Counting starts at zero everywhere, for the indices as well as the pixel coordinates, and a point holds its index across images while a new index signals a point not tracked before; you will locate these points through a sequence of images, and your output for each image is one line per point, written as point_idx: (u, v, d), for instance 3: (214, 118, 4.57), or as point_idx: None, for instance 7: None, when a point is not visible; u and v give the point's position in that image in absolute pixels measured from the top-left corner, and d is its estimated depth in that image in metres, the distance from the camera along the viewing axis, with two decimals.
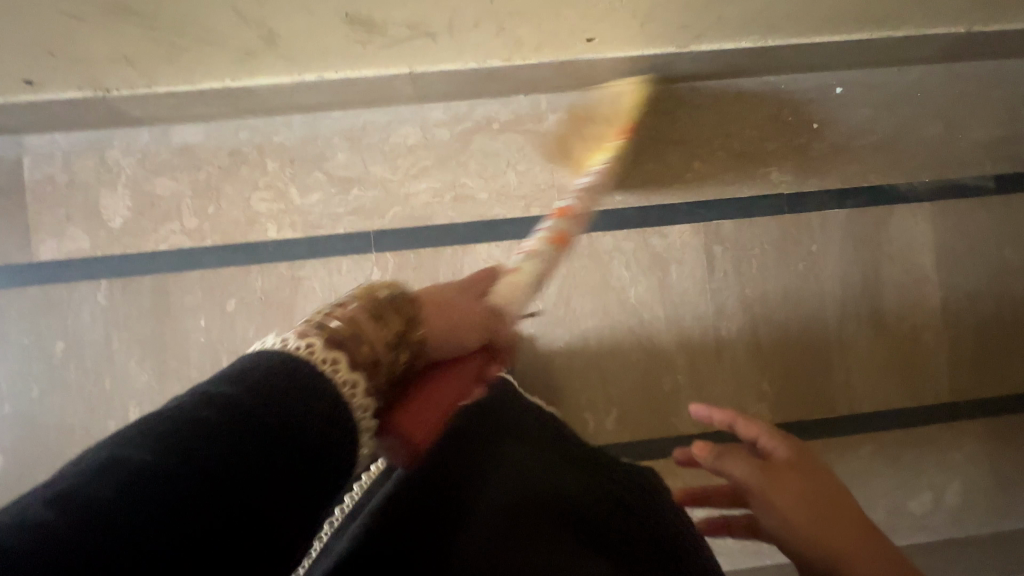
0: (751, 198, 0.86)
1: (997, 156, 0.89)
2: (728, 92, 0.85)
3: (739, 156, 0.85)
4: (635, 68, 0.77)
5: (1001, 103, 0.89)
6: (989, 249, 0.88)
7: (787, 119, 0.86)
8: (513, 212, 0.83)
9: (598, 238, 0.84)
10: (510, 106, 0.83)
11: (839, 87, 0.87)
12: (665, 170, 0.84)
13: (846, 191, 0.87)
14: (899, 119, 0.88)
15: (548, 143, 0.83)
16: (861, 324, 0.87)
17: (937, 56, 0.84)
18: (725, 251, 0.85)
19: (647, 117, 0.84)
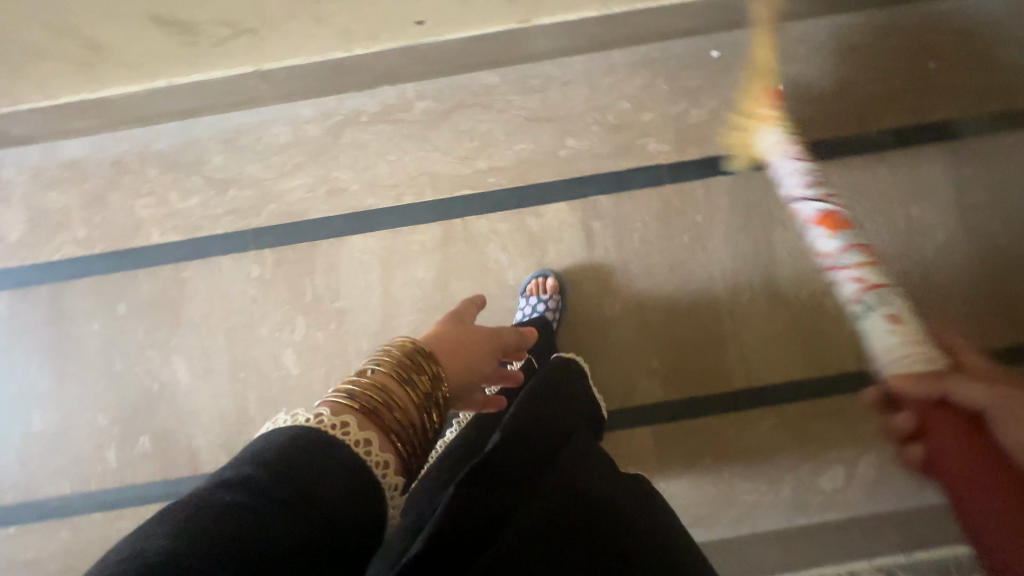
0: (629, 170, 0.84)
1: (896, 109, 0.84)
2: (599, 65, 0.84)
3: (614, 129, 0.84)
4: (487, 49, 0.77)
5: (898, 52, 0.84)
6: (893, 207, 0.84)
7: (662, 88, 0.84)
8: (386, 201, 0.84)
9: (472, 222, 0.83)
10: (377, 97, 0.84)
11: (716, 50, 0.84)
12: (537, 148, 0.83)
13: (731, 156, 0.84)
14: (784, 79, 0.84)
15: (417, 131, 0.84)
16: (755, 295, 0.83)
17: (815, 8, 0.80)
18: (604, 227, 0.83)
19: (517, 97, 0.84)
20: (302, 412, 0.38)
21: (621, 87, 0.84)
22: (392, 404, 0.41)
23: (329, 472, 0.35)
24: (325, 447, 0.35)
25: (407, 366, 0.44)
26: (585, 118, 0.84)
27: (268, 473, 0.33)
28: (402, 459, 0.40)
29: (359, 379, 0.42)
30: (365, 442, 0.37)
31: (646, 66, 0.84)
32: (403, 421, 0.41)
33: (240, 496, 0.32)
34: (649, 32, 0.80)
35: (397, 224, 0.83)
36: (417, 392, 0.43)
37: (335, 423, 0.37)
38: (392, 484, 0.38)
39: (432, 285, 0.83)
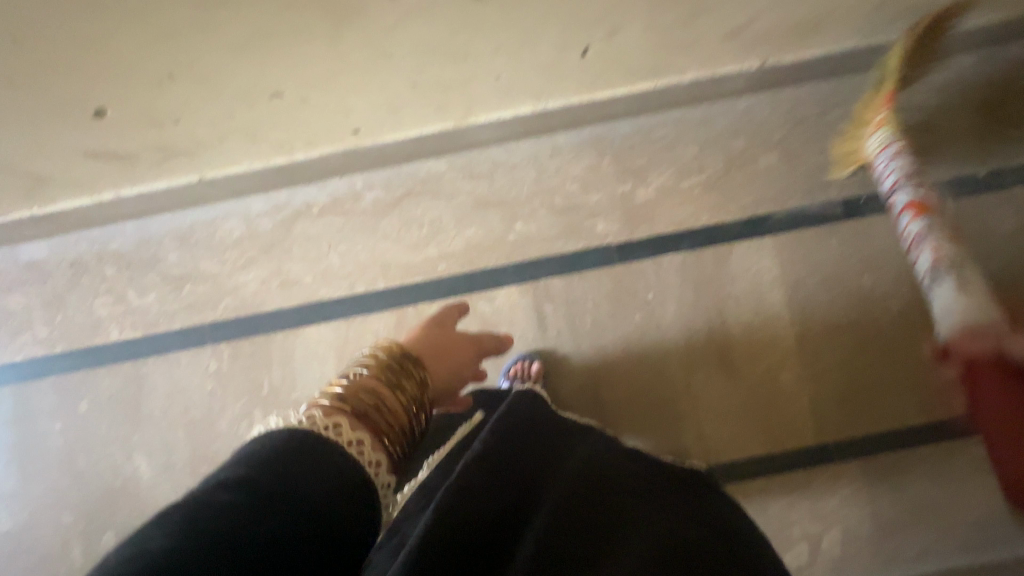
0: (579, 252, 0.84)
1: (842, 179, 0.84)
2: (544, 147, 0.84)
3: (562, 211, 0.84)
4: (429, 143, 0.77)
5: (842, 123, 0.84)
6: (845, 277, 0.83)
7: (608, 167, 0.84)
8: (339, 291, 0.84)
9: (425, 308, 0.84)
10: (327, 189, 0.85)
11: (660, 129, 0.84)
12: (486, 233, 0.84)
13: (679, 233, 0.84)
14: (731, 153, 0.84)
15: (368, 220, 0.85)
16: (710, 371, 0.83)
17: (756, 85, 0.81)
18: (556, 309, 0.84)
19: (465, 183, 0.84)
20: (296, 415, 0.43)
21: (567, 169, 0.84)
22: (381, 408, 0.48)
23: (326, 467, 0.40)
24: (319, 447, 0.41)
25: (393, 373, 0.52)
26: (532, 201, 0.84)
27: (257, 471, 0.37)
28: (390, 457, 0.46)
29: (349, 383, 0.49)
30: (358, 442, 0.43)
31: (591, 146, 0.84)
32: (391, 423, 0.48)
33: (229, 496, 0.35)
34: (591, 117, 0.80)
35: (351, 313, 0.84)
36: (402, 397, 0.51)
37: (328, 424, 0.43)
38: (384, 481, 0.44)
39: None
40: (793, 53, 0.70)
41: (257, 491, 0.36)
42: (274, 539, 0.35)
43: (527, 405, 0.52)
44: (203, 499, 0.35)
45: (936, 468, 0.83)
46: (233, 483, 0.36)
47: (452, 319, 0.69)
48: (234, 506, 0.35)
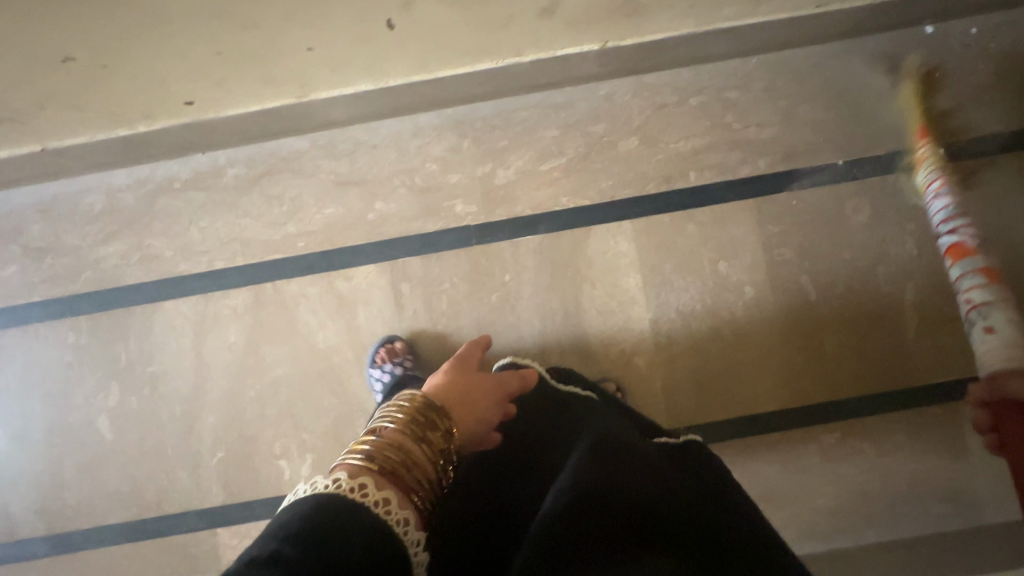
0: (437, 232, 0.84)
1: (701, 166, 0.84)
2: (405, 128, 0.84)
3: (421, 191, 0.84)
4: (278, 120, 0.78)
5: (703, 110, 0.84)
6: (701, 264, 0.83)
7: (468, 149, 0.84)
8: (197, 267, 0.85)
9: (282, 285, 0.84)
10: (190, 165, 0.85)
11: (522, 111, 0.84)
12: (345, 212, 0.84)
13: (538, 216, 0.84)
14: (591, 138, 0.84)
15: (229, 197, 0.85)
16: (565, 355, 0.83)
17: (613, 70, 0.80)
18: (412, 288, 0.84)
19: (326, 162, 0.85)
20: (321, 479, 0.39)
21: (427, 149, 0.84)
22: (410, 462, 0.44)
23: (343, 538, 0.35)
24: (345, 510, 0.37)
25: (421, 424, 0.47)
26: (391, 181, 0.84)
27: (296, 547, 0.33)
28: (422, 515, 0.42)
29: (376, 437, 0.45)
30: (386, 501, 0.39)
31: (452, 127, 0.84)
32: (422, 478, 0.44)
33: (271, 574, 0.31)
34: (446, 99, 0.80)
35: (209, 289, 0.84)
36: (429, 450, 0.46)
37: (355, 486, 0.39)
38: (416, 539, 0.39)
39: (243, 348, 0.84)
40: (645, 36, 0.72)
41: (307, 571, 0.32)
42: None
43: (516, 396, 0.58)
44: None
45: (786, 457, 0.83)
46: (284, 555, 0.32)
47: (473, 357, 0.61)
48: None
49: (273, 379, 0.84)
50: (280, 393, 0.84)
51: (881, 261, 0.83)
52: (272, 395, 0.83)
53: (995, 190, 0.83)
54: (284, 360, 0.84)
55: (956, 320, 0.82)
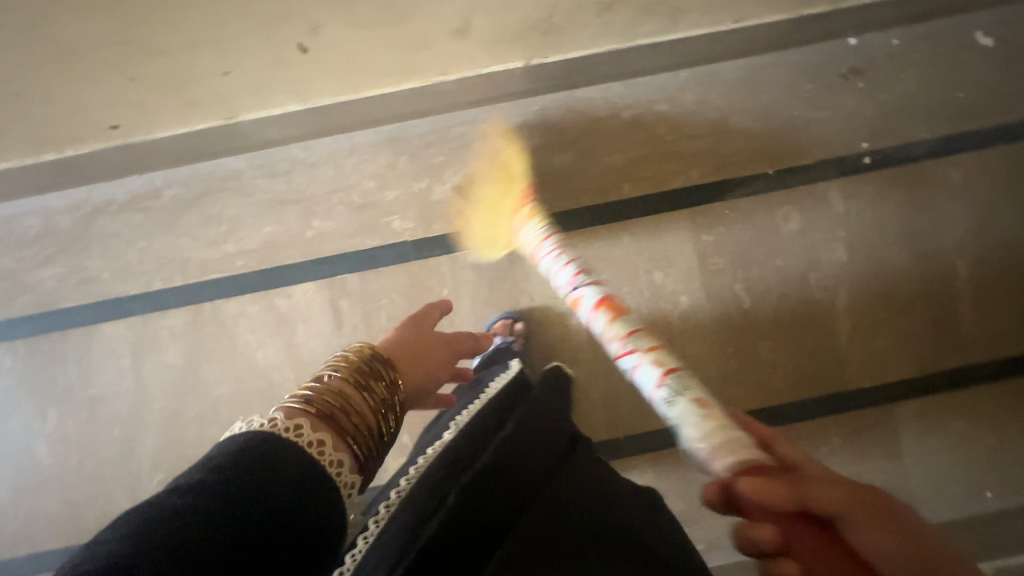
0: (375, 249, 0.84)
1: (636, 178, 0.85)
2: (342, 146, 0.85)
3: (358, 208, 0.85)
4: (210, 140, 0.78)
5: (635, 123, 0.85)
6: (637, 275, 0.85)
7: (405, 166, 0.85)
8: (135, 288, 0.84)
9: (221, 305, 0.84)
10: (126, 186, 0.85)
11: (458, 127, 0.85)
12: (283, 230, 0.85)
13: (475, 231, 0.84)
14: (526, 152, 0.85)
15: (167, 217, 0.85)
16: None
17: (544, 86, 0.82)
18: (352, 305, 0.84)
19: (263, 181, 0.85)
20: (258, 418, 0.43)
21: (365, 167, 0.85)
22: (348, 409, 0.50)
23: (269, 480, 0.39)
24: (276, 451, 0.41)
25: (363, 374, 0.54)
26: (329, 199, 0.85)
27: (219, 479, 0.37)
28: (354, 456, 0.47)
29: (318, 386, 0.51)
30: (319, 442, 0.44)
31: (388, 144, 0.85)
32: (359, 423, 0.50)
33: (186, 501, 0.35)
34: (379, 117, 0.81)
35: (147, 309, 0.84)
36: (369, 397, 0.53)
37: (290, 427, 0.43)
38: (348, 482, 0.45)
39: (182, 369, 0.84)
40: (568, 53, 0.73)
41: (217, 510, 0.35)
42: (251, 521, 0.36)
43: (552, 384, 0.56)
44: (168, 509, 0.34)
45: None
46: (203, 484, 0.37)
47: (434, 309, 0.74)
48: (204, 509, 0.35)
49: (212, 399, 0.83)
50: (219, 413, 0.83)
51: (813, 268, 0.84)
52: (211, 416, 0.83)
53: (920, 196, 0.85)
54: (224, 380, 0.83)
55: (885, 325, 0.84)
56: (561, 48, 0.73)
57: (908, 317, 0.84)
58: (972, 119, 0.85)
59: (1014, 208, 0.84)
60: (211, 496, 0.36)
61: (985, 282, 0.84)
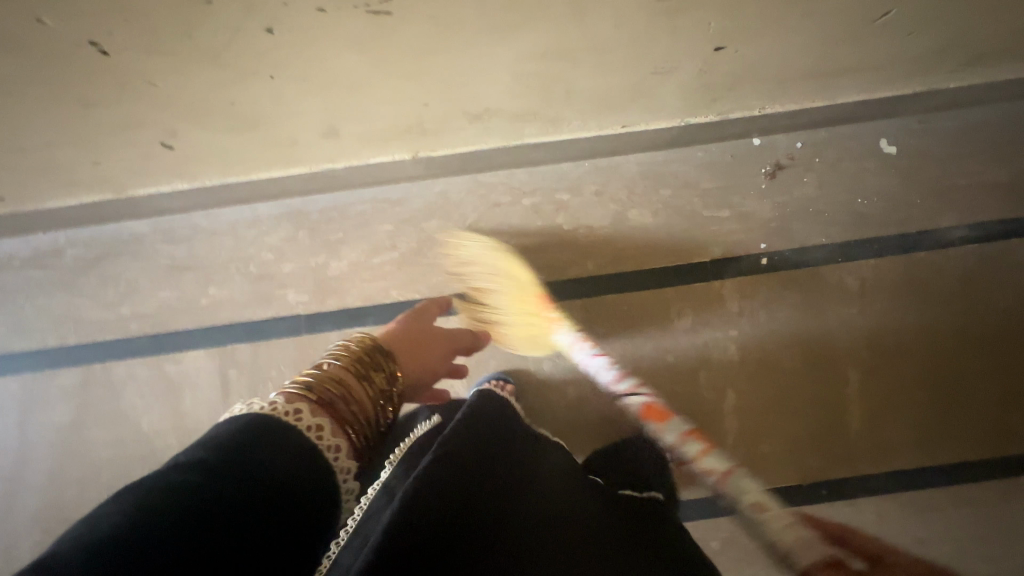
0: (269, 320, 0.85)
1: (532, 265, 0.85)
2: (244, 217, 0.86)
3: (255, 279, 0.85)
4: (104, 210, 0.79)
5: (534, 210, 0.86)
6: (526, 361, 0.85)
7: (304, 240, 0.86)
8: (30, 345, 0.85)
9: (111, 367, 0.85)
10: (29, 243, 0.86)
11: (359, 204, 0.86)
12: (180, 296, 0.85)
13: (367, 308, 0.85)
14: (424, 233, 0.86)
15: (66, 276, 0.85)
16: None
17: (442, 171, 0.83)
18: (241, 375, 0.84)
19: (164, 246, 0.86)
20: (258, 402, 0.51)
21: (265, 238, 0.86)
22: (348, 396, 0.59)
23: (275, 447, 0.47)
24: (256, 435, 0.47)
25: (366, 363, 0.65)
26: (227, 269, 0.86)
27: (206, 458, 0.43)
28: (354, 446, 0.55)
29: (320, 371, 0.60)
30: (317, 426, 0.51)
31: (290, 218, 0.86)
32: (357, 413, 0.59)
33: (187, 475, 0.42)
34: (277, 192, 0.82)
35: (40, 366, 0.85)
36: (366, 387, 0.63)
37: (289, 410, 0.51)
38: (343, 467, 0.52)
39: (69, 429, 0.84)
40: (456, 148, 0.73)
41: None
42: None
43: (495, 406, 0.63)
44: None
45: None
46: None
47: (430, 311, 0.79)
48: None
49: (94, 461, 0.83)
50: (100, 476, 0.83)
51: (702, 366, 0.84)
52: (92, 477, 0.83)
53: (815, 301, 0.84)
54: (107, 442, 0.84)
55: (773, 429, 0.83)
56: (448, 144, 0.73)
57: (796, 424, 0.83)
58: (872, 227, 0.85)
59: (908, 317, 0.84)
60: None
61: (877, 390, 0.83)
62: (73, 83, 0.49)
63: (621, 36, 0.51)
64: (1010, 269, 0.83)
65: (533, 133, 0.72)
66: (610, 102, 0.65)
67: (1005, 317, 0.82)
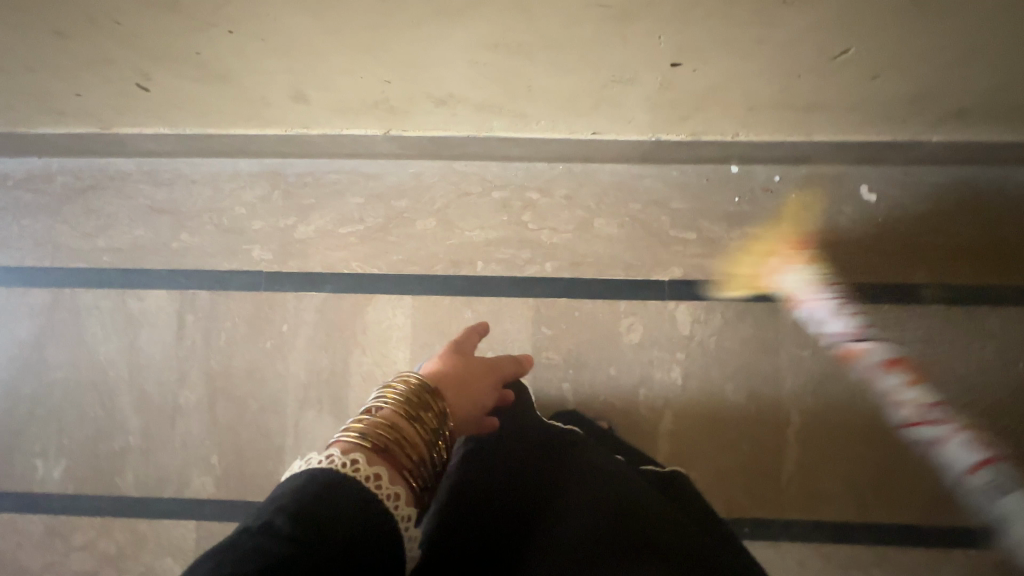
0: (231, 272, 0.88)
1: (491, 258, 0.86)
2: (225, 170, 0.89)
3: (225, 231, 0.88)
4: (93, 144, 0.83)
5: (503, 205, 0.87)
6: None
7: (278, 200, 0.88)
8: (9, 261, 0.90)
9: (79, 294, 0.88)
10: (24, 165, 0.90)
11: (335, 174, 0.88)
12: (153, 237, 0.89)
13: (326, 275, 0.87)
14: (392, 211, 0.87)
15: (52, 201, 0.90)
16: (321, 413, 0.85)
17: (416, 153, 0.84)
18: (197, 320, 0.87)
19: (146, 187, 0.89)
20: (316, 455, 0.45)
21: (241, 193, 0.89)
22: (402, 441, 0.50)
23: (341, 499, 0.42)
24: (336, 484, 0.43)
25: (412, 406, 0.54)
26: (201, 217, 0.89)
27: (289, 521, 0.38)
28: (412, 494, 0.48)
29: (370, 419, 0.51)
30: (376, 476, 0.45)
31: (268, 177, 0.89)
32: (413, 457, 0.50)
33: (289, 528, 0.38)
34: (256, 151, 0.84)
35: (15, 282, 0.89)
36: (420, 428, 0.53)
37: (347, 461, 0.45)
38: (405, 516, 0.45)
39: (32, 345, 0.88)
40: (427, 132, 0.73)
41: (299, 534, 0.38)
42: (334, 547, 0.38)
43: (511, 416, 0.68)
44: (248, 545, 0.36)
45: None
46: (275, 523, 0.38)
47: (471, 342, 0.72)
48: (284, 541, 0.37)
49: (49, 380, 0.87)
50: (53, 393, 0.87)
51: (644, 384, 0.84)
52: (45, 394, 0.87)
53: (800, 353, 0.83)
54: (64, 363, 0.87)
55: (705, 459, 0.82)
56: (420, 126, 0.72)
57: (729, 457, 0.82)
58: (839, 271, 0.83)
59: (906, 393, 0.81)
60: (290, 521, 0.39)
61: (816, 437, 0.82)
62: (65, 11, 0.54)
63: (572, 36, 0.54)
64: (974, 336, 0.81)
65: (501, 127, 0.72)
66: (575, 105, 0.66)
67: (986, 375, 0.80)
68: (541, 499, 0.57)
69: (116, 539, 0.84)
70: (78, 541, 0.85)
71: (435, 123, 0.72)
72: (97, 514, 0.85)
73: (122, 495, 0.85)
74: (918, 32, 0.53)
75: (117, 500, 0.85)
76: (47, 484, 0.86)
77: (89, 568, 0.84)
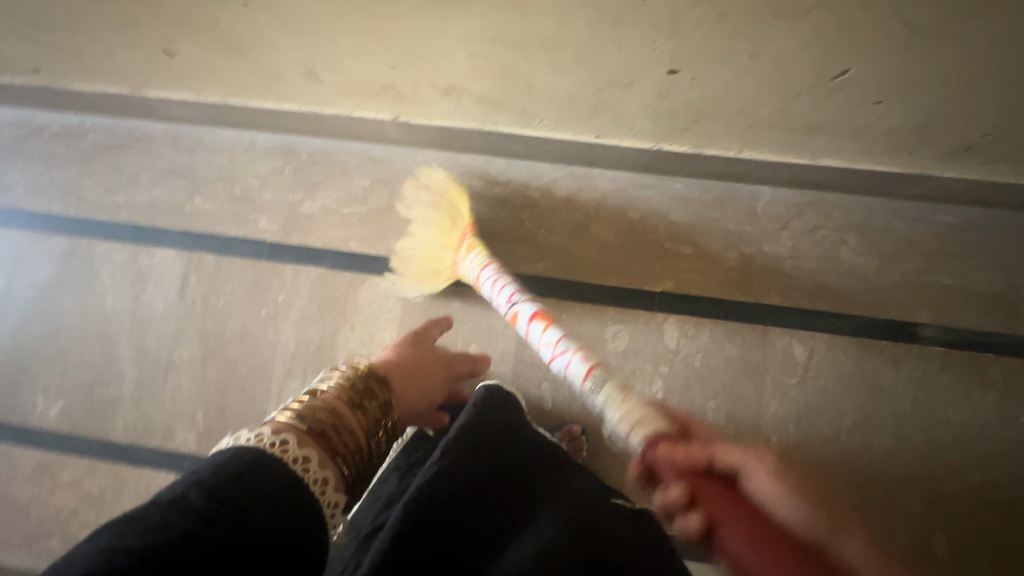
0: (236, 239, 0.91)
1: (485, 252, 0.87)
2: (243, 141, 0.93)
3: (236, 199, 0.92)
4: (124, 105, 0.87)
5: (503, 201, 0.88)
6: (453, 340, 0.86)
7: (289, 174, 0.91)
8: (37, 208, 0.95)
9: (95, 245, 0.93)
10: (61, 120, 0.96)
11: (345, 155, 0.91)
12: (169, 198, 0.93)
13: (325, 251, 0.89)
14: (395, 196, 0.89)
15: (83, 156, 0.95)
16: (304, 384, 0.87)
17: (424, 142, 0.86)
18: (199, 281, 0.91)
19: (169, 151, 0.94)
20: (248, 433, 0.47)
21: (255, 165, 0.92)
22: (338, 427, 0.53)
23: (260, 480, 0.42)
24: (256, 463, 0.44)
25: (353, 394, 0.56)
26: (215, 184, 0.92)
27: (202, 496, 0.39)
28: (342, 477, 0.51)
29: (309, 402, 0.53)
30: (302, 458, 0.47)
31: (282, 152, 0.92)
32: (347, 442, 0.53)
33: (201, 503, 0.38)
34: (272, 125, 0.87)
35: (41, 228, 0.95)
36: (358, 417, 0.55)
37: (275, 441, 0.46)
38: (330, 498, 0.48)
39: (46, 288, 0.93)
40: (430, 120, 0.75)
41: (213, 513, 0.38)
42: (245, 524, 0.39)
43: (495, 412, 0.61)
44: (161, 516, 0.37)
45: None
46: (190, 496, 0.39)
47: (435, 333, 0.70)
48: (196, 515, 0.38)
49: (57, 323, 0.92)
50: (59, 336, 0.92)
51: None
52: (52, 335, 0.92)
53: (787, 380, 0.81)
54: (73, 309, 0.92)
55: None
56: (423, 114, 0.75)
57: None
58: (837, 301, 0.82)
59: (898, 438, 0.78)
60: (207, 496, 0.39)
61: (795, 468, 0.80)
62: None
63: (568, 37, 0.55)
64: (972, 383, 0.78)
65: (504, 123, 0.74)
66: (575, 105, 0.67)
67: (982, 426, 0.77)
68: (519, 504, 0.53)
69: (99, 481, 0.88)
70: (65, 479, 0.89)
71: (438, 113, 0.74)
72: (85, 454, 0.89)
73: (110, 440, 0.89)
74: (919, 56, 0.52)
75: (105, 444, 0.89)
76: (44, 421, 0.90)
77: (71, 505, 0.88)
